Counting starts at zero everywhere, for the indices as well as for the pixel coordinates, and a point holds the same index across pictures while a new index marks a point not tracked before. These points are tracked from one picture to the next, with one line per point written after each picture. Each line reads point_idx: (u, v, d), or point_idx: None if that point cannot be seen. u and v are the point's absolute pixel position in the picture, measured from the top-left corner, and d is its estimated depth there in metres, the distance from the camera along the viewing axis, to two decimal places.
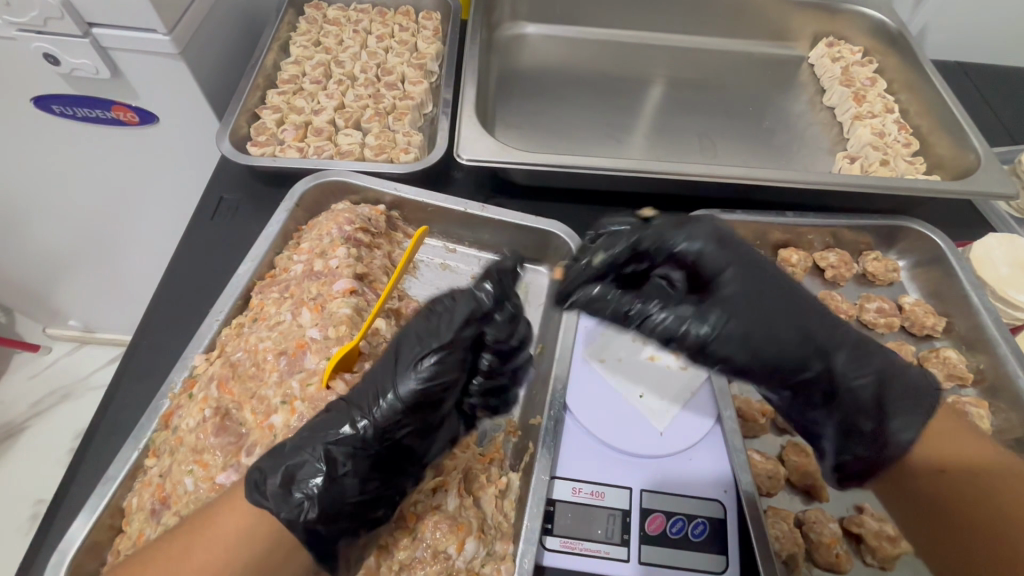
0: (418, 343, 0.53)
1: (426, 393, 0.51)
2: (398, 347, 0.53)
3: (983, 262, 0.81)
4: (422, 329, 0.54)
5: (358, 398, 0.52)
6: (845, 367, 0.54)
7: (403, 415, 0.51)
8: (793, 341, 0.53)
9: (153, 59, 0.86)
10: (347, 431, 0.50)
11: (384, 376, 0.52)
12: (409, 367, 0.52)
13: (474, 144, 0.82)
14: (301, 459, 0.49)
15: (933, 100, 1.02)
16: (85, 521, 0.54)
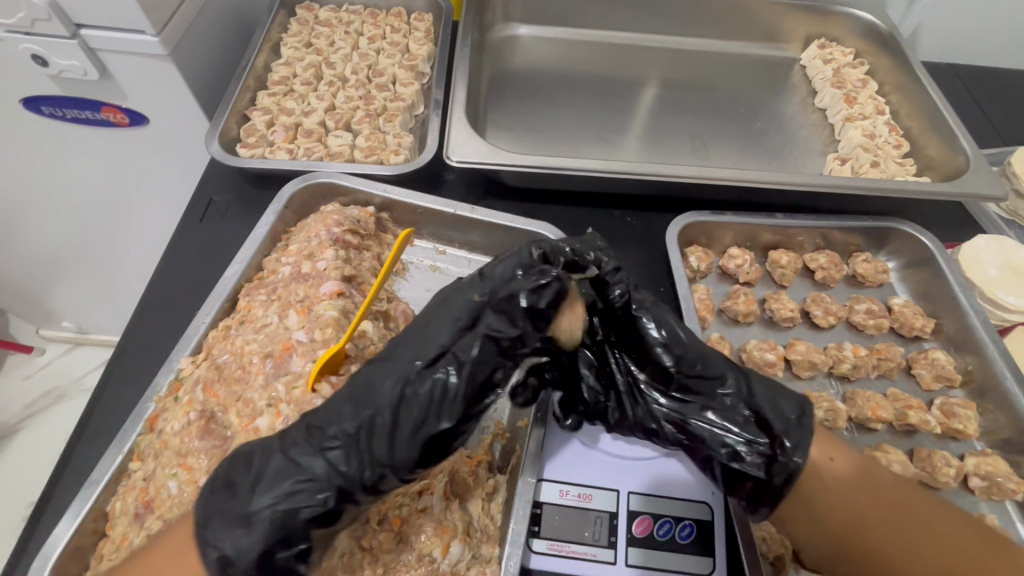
0: (393, 373, 0.51)
1: (403, 432, 0.49)
2: (376, 375, 0.52)
3: (971, 264, 0.81)
4: (409, 354, 0.52)
5: (317, 426, 0.50)
6: (741, 385, 0.57)
7: (376, 453, 0.48)
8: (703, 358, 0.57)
9: (142, 60, 0.86)
10: (308, 462, 0.48)
11: (356, 404, 0.50)
12: (391, 399, 0.50)
13: (464, 146, 0.82)
14: (253, 507, 0.46)
15: (923, 102, 1.03)
16: (68, 526, 0.53)
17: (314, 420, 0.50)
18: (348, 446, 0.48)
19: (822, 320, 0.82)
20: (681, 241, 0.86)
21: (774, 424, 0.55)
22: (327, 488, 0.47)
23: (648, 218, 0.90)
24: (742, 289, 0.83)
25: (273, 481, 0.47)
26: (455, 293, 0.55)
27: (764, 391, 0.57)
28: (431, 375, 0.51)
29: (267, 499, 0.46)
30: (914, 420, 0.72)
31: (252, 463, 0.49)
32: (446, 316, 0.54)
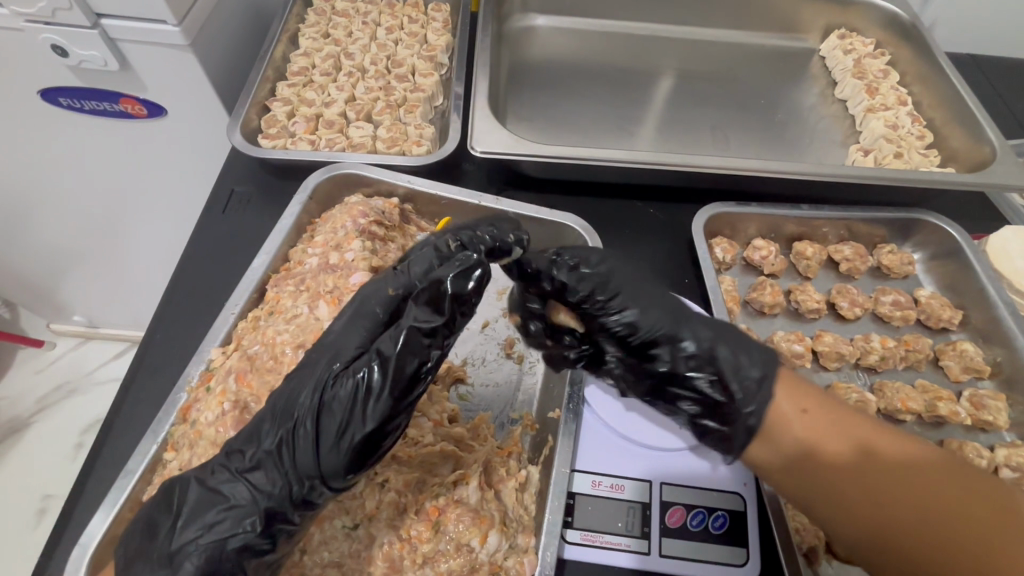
0: (311, 378, 0.49)
1: (323, 434, 0.46)
2: (293, 384, 0.50)
3: (999, 255, 0.81)
4: (329, 354, 0.51)
5: (235, 451, 0.48)
6: (702, 346, 0.56)
7: (296, 463, 0.45)
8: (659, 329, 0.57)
9: (162, 50, 0.85)
10: (228, 486, 0.46)
11: (275, 420, 0.48)
12: (307, 405, 0.47)
13: (487, 136, 0.82)
14: (176, 543, 0.45)
15: (946, 92, 1.02)
16: (105, 516, 0.53)
17: (230, 452, 0.48)
18: (269, 464, 0.46)
19: (848, 312, 0.81)
20: (706, 233, 0.85)
21: (734, 385, 0.54)
22: (247, 516, 0.45)
23: (672, 209, 0.90)
24: (767, 281, 0.83)
25: (190, 516, 0.45)
26: (366, 291, 0.54)
27: (724, 350, 0.56)
28: (349, 372, 0.48)
29: (187, 534, 0.45)
30: (943, 411, 0.72)
31: (175, 498, 0.47)
32: (365, 318, 0.53)
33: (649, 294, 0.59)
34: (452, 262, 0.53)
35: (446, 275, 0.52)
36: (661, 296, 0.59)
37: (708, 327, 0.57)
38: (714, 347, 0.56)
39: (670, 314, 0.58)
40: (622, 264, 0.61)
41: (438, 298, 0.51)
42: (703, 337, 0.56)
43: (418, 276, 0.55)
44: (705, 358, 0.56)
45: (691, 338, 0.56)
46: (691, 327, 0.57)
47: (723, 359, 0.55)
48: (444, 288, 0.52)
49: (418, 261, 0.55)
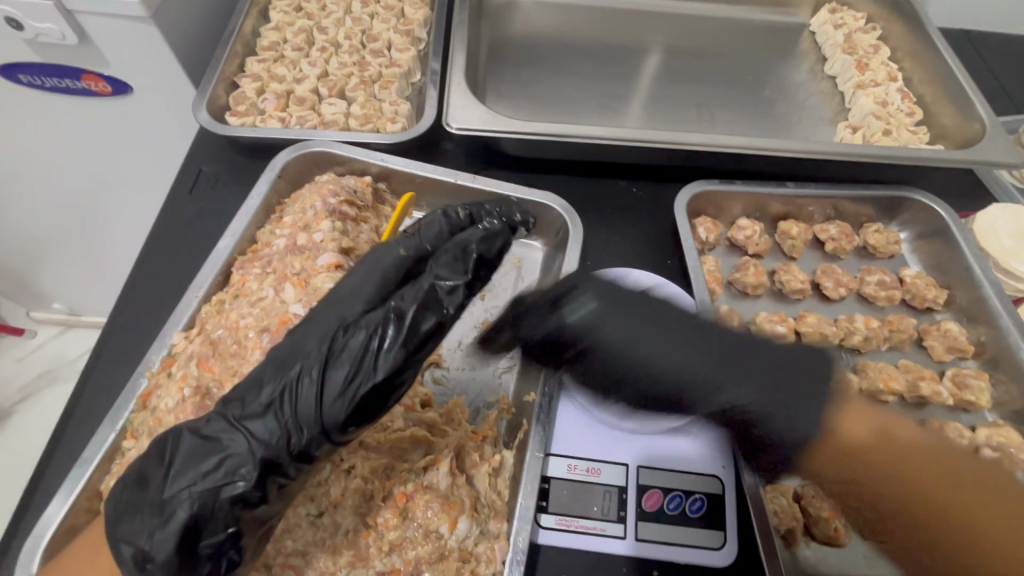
0: (325, 326, 0.47)
1: (333, 379, 0.44)
2: (301, 332, 0.48)
3: (986, 233, 0.79)
4: (342, 302, 0.49)
5: (233, 400, 0.46)
6: (735, 403, 0.52)
7: (304, 405, 0.44)
8: (680, 380, 0.53)
9: (123, 23, 0.81)
10: (225, 434, 0.44)
11: (275, 365, 0.46)
12: (317, 349, 0.45)
13: (464, 113, 0.79)
14: (165, 494, 0.42)
15: (938, 68, 0.99)
16: (61, 505, 0.52)
17: (223, 406, 0.45)
18: (270, 410, 0.44)
19: (832, 293, 0.80)
20: (689, 212, 0.83)
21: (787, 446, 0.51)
22: (243, 464, 0.42)
23: (655, 188, 0.88)
24: (751, 261, 0.81)
25: (182, 466, 0.43)
26: (379, 251, 0.53)
27: (748, 394, 0.52)
28: (366, 322, 0.46)
29: (178, 484, 0.42)
30: (925, 391, 0.71)
31: (167, 451, 0.44)
32: (375, 273, 0.51)
33: (674, 339, 0.54)
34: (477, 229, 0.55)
35: (468, 245, 0.53)
36: (683, 327, 0.55)
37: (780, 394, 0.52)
38: (750, 403, 0.52)
39: (699, 359, 0.53)
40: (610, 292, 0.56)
41: (461, 261, 0.52)
42: (746, 394, 0.52)
43: (428, 241, 0.55)
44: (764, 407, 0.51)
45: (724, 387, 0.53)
46: (727, 380, 0.53)
47: (771, 419, 0.51)
48: (470, 252, 0.53)
49: (424, 236, 0.55)
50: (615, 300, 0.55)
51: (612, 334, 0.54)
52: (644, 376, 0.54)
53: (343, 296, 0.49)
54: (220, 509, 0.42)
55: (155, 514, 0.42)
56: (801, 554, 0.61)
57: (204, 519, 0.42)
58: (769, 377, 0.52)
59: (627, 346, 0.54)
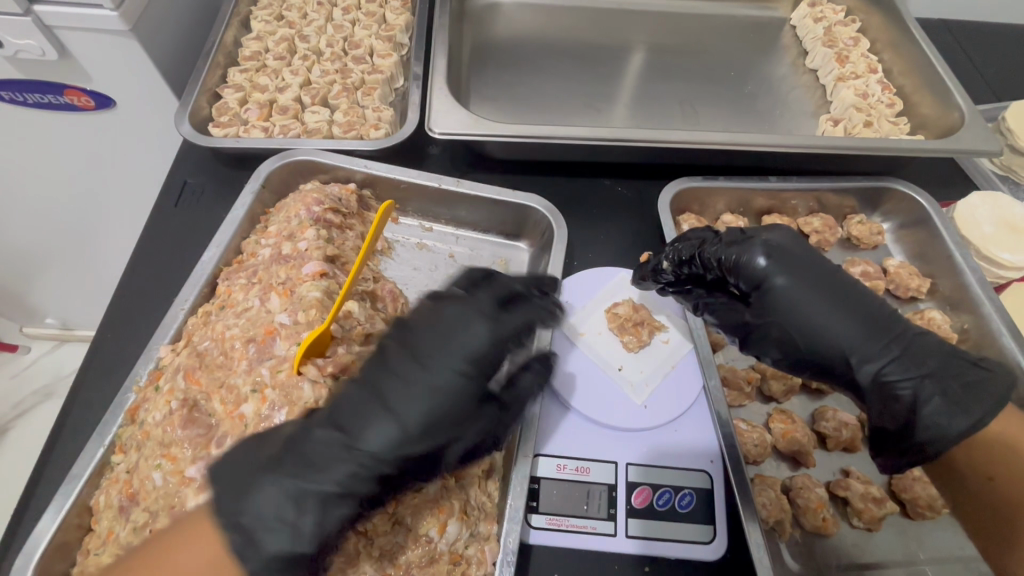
0: (443, 404, 0.49)
1: (456, 451, 0.52)
2: (408, 396, 0.49)
3: (967, 221, 0.80)
4: (455, 382, 0.50)
5: (316, 449, 0.47)
6: (888, 359, 0.56)
7: (426, 465, 0.51)
8: (844, 349, 0.57)
9: (103, 37, 0.81)
10: (316, 481, 0.45)
11: (358, 423, 0.48)
12: (435, 425, 0.49)
13: (446, 116, 0.78)
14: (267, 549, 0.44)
15: (916, 58, 1.00)
16: (51, 523, 0.52)
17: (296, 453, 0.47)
18: (362, 464, 0.47)
19: None
20: (673, 209, 0.83)
21: (918, 417, 0.55)
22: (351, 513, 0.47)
23: (639, 187, 0.88)
24: None
25: (282, 520, 0.45)
26: (480, 327, 0.52)
27: (939, 405, 0.54)
28: (490, 415, 0.54)
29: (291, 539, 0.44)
30: None
31: (247, 483, 0.46)
32: (474, 354, 0.52)
33: (847, 319, 0.57)
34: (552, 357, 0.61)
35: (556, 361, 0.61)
36: (860, 308, 0.58)
37: (887, 357, 0.56)
38: (895, 376, 0.56)
39: (850, 313, 0.58)
40: (804, 256, 0.60)
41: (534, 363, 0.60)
42: (912, 386, 0.55)
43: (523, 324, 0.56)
44: (910, 377, 0.55)
45: (879, 359, 0.56)
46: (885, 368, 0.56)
47: (926, 398, 0.55)
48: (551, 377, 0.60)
49: (531, 328, 0.55)
50: (804, 276, 0.59)
51: (798, 304, 0.58)
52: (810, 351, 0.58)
53: (436, 372, 0.50)
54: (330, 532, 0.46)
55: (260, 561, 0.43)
56: (791, 545, 0.61)
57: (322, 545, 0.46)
58: (976, 391, 0.54)
59: (802, 320, 0.58)
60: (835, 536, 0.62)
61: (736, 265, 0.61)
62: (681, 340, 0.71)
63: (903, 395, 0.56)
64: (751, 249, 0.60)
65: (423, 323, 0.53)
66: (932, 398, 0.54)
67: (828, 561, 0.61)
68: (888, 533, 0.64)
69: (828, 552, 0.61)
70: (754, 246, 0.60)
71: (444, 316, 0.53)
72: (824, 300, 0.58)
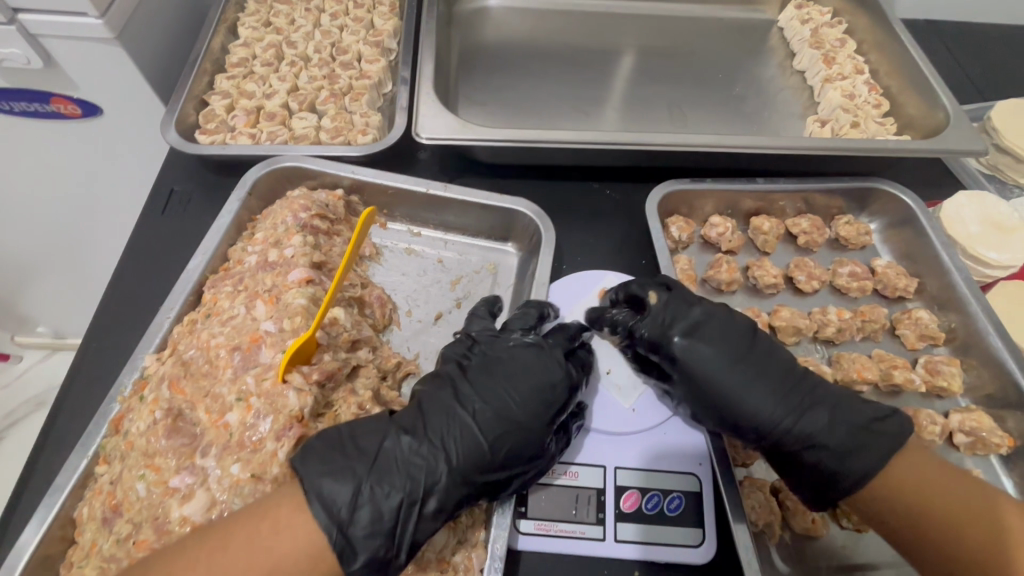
0: (522, 443, 0.55)
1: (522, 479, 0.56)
2: (495, 432, 0.55)
3: (953, 220, 0.80)
4: (534, 424, 0.56)
5: (401, 472, 0.51)
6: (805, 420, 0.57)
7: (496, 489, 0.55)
8: (754, 415, 0.58)
9: (89, 45, 0.80)
10: (391, 498, 0.50)
11: (449, 438, 0.54)
12: (514, 452, 0.55)
13: (433, 121, 0.78)
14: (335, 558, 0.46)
15: (902, 59, 1.01)
16: (33, 535, 0.51)
17: (382, 474, 0.51)
18: (452, 479, 0.52)
19: (806, 286, 0.81)
20: (661, 211, 0.83)
21: (839, 477, 0.55)
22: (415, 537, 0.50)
23: (628, 189, 0.88)
24: (724, 258, 0.82)
25: (378, 525, 0.49)
26: (560, 375, 0.59)
27: (855, 464, 0.55)
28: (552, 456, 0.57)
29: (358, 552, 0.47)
30: (898, 379, 0.72)
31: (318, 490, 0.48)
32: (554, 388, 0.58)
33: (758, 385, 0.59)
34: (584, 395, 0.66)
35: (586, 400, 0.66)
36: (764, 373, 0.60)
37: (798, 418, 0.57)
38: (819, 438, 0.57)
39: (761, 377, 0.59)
40: (720, 321, 0.62)
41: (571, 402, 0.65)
42: (830, 446, 0.56)
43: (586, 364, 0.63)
44: (825, 439, 0.56)
45: (786, 423, 0.57)
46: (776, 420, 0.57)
47: (846, 460, 0.55)
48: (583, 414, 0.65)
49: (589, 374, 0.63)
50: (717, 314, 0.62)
51: (708, 374, 0.60)
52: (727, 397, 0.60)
53: (518, 401, 0.57)
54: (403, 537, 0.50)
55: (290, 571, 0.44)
56: (781, 547, 0.61)
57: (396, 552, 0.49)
58: (879, 452, 0.54)
59: (714, 381, 0.59)
60: (824, 537, 0.62)
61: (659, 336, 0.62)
62: None
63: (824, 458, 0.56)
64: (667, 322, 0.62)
65: (504, 365, 0.59)
66: (847, 458, 0.55)
67: (818, 562, 0.61)
68: (878, 533, 0.64)
69: (817, 553, 0.61)
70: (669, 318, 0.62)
71: (522, 356, 0.60)
72: (730, 369, 0.59)
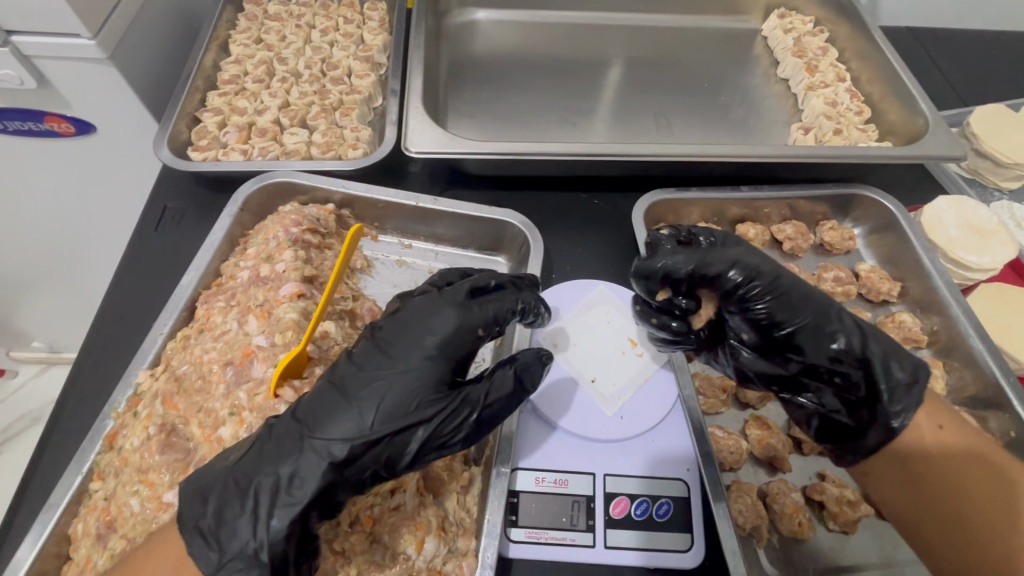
0: (408, 387, 0.50)
1: (418, 438, 0.50)
2: (371, 385, 0.50)
3: (933, 225, 0.82)
4: (414, 377, 0.51)
5: (284, 436, 0.49)
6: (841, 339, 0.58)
7: (386, 453, 0.49)
8: (830, 326, 0.59)
9: (81, 65, 0.81)
10: (266, 475, 0.47)
11: (317, 404, 0.50)
12: (398, 411, 0.49)
13: (422, 136, 0.80)
14: (241, 539, 0.45)
15: (882, 66, 1.03)
16: (29, 552, 0.52)
17: (268, 439, 0.49)
18: (318, 449, 0.47)
19: None
20: (649, 220, 0.85)
21: (879, 383, 0.57)
22: (325, 507, 0.48)
23: (615, 199, 0.90)
24: None
25: (254, 514, 0.46)
26: (448, 314, 0.54)
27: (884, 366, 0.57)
28: (452, 397, 0.51)
29: (264, 528, 0.45)
30: None
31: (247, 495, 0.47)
32: (437, 337, 0.53)
33: (810, 305, 0.60)
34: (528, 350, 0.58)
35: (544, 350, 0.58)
36: (814, 293, 0.61)
37: (848, 332, 0.59)
38: (845, 354, 0.58)
39: (810, 300, 0.60)
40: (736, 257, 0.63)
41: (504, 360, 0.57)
42: (862, 350, 0.58)
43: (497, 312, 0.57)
44: (847, 354, 0.58)
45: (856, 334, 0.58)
46: (899, 361, 0.58)
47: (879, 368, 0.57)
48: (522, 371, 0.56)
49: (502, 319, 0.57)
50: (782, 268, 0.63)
51: (796, 294, 0.61)
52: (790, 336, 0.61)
53: (396, 360, 0.52)
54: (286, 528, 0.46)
55: (242, 556, 0.45)
56: (769, 551, 0.62)
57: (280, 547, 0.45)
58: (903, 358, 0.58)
59: (793, 299, 0.60)
60: (812, 540, 0.63)
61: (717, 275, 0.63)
62: (654, 355, 0.72)
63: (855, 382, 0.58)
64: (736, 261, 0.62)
65: (396, 316, 0.56)
66: (883, 362, 0.58)
67: (806, 564, 0.62)
68: (864, 535, 0.64)
69: (804, 555, 0.62)
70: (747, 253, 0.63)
71: (409, 314, 0.56)
72: (799, 294, 0.61)
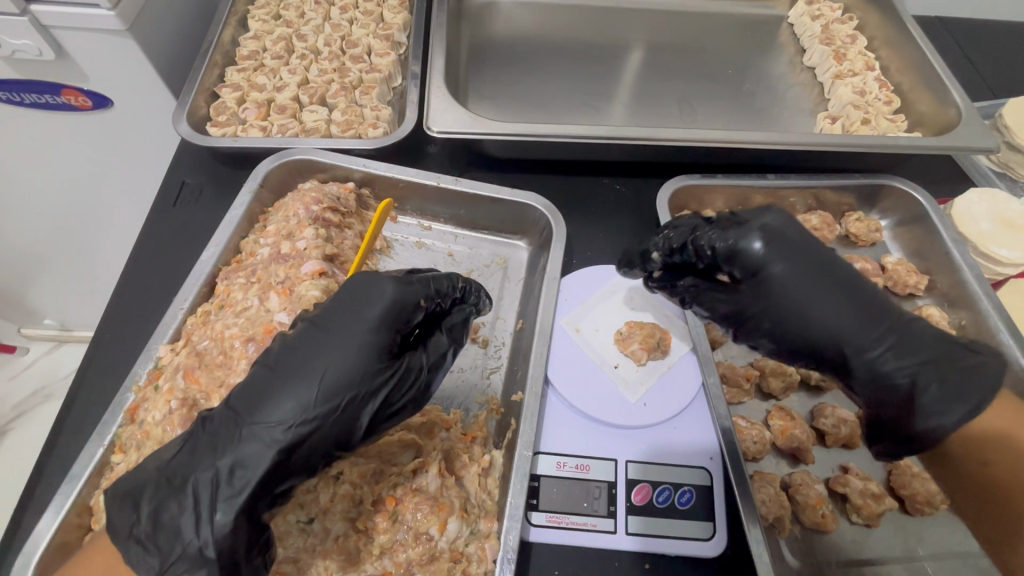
0: (346, 361, 0.49)
1: (368, 414, 0.49)
2: (302, 369, 0.48)
3: (965, 218, 0.80)
4: (341, 361, 0.49)
5: (219, 427, 0.47)
6: (874, 348, 0.54)
7: (337, 433, 0.48)
8: (839, 334, 0.55)
9: (100, 37, 0.80)
10: (203, 470, 0.45)
11: (249, 392, 0.48)
12: (339, 386, 0.48)
13: (444, 115, 0.78)
14: (184, 541, 0.44)
15: (914, 56, 1.00)
16: (51, 522, 0.52)
17: (204, 432, 0.47)
18: (258, 436, 0.46)
19: None
20: (671, 207, 0.83)
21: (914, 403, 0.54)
22: (274, 497, 0.47)
23: (637, 185, 0.88)
24: None
25: (198, 511, 0.44)
26: (386, 287, 0.52)
27: (936, 393, 0.53)
28: (395, 369, 0.51)
29: (207, 527, 0.44)
30: None
31: (188, 494, 0.45)
32: (377, 308, 0.51)
33: (838, 311, 0.55)
34: (458, 322, 0.60)
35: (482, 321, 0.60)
36: (851, 294, 0.55)
37: (883, 342, 0.54)
38: (877, 363, 0.55)
39: (845, 301, 0.55)
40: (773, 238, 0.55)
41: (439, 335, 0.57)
42: (896, 365, 0.54)
43: (433, 287, 0.56)
44: (882, 365, 0.55)
45: (876, 347, 0.54)
46: (962, 386, 0.52)
47: (920, 391, 0.53)
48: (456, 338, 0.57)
49: (438, 290, 0.57)
50: (799, 266, 0.55)
51: (798, 295, 0.55)
52: (807, 340, 0.57)
53: (334, 335, 0.50)
54: (240, 524, 0.45)
55: (187, 558, 0.44)
56: (791, 542, 0.62)
57: (230, 548, 0.44)
58: (970, 378, 0.52)
59: (812, 305, 0.55)
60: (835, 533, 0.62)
61: (731, 254, 0.56)
62: (680, 339, 0.71)
63: (879, 388, 0.56)
64: (747, 238, 0.55)
65: (334, 294, 0.54)
66: (929, 382, 0.53)
67: (828, 556, 0.61)
68: (886, 528, 0.64)
69: (826, 548, 0.62)
70: (749, 232, 0.55)
71: (352, 286, 0.53)
72: (829, 297, 0.55)
